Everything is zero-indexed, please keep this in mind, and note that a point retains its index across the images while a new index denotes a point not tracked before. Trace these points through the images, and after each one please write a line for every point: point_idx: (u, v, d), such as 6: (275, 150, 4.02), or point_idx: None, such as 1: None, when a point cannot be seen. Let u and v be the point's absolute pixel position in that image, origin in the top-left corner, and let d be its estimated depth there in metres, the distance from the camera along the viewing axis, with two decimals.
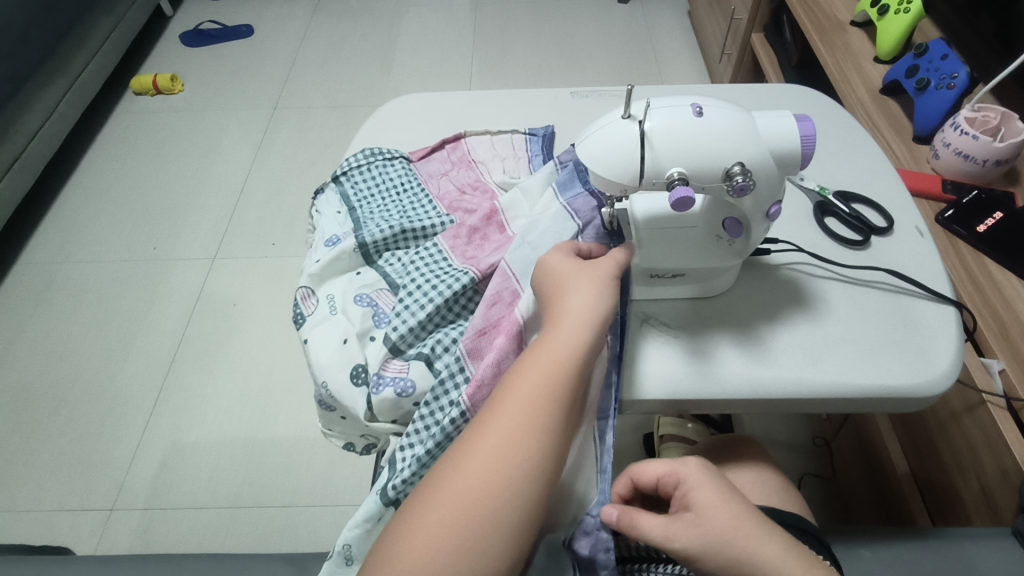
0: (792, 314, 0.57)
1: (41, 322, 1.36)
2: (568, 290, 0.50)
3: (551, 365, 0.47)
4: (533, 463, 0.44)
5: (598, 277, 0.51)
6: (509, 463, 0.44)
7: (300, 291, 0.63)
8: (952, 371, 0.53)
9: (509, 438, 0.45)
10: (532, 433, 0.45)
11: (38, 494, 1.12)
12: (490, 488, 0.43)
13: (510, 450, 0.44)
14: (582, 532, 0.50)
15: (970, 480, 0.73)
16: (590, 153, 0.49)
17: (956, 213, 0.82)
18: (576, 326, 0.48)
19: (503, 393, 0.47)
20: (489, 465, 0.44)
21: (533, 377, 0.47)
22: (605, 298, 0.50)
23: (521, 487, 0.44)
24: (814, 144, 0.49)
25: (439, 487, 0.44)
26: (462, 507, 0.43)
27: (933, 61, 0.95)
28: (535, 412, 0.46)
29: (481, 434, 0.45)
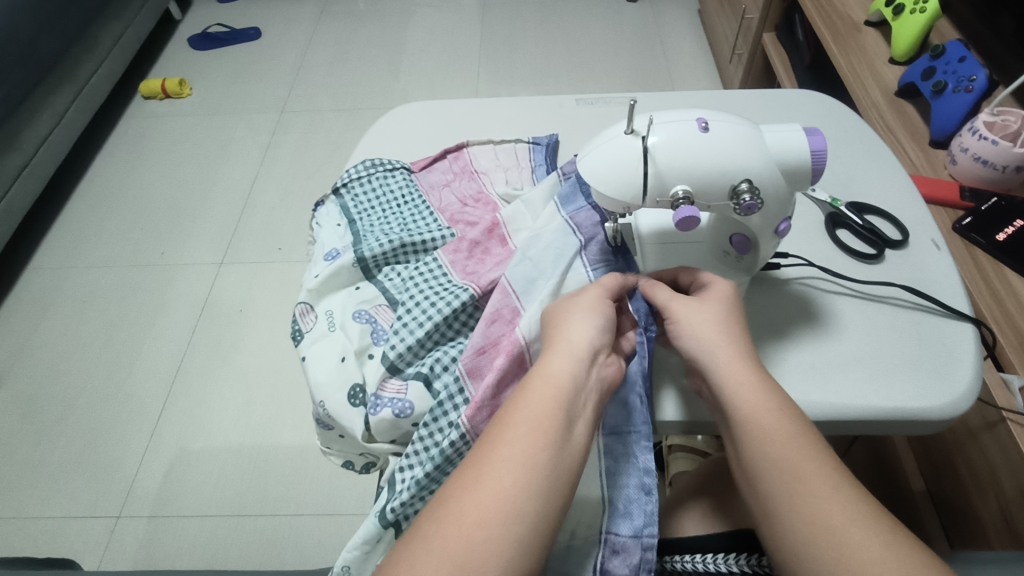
0: (802, 332, 0.56)
1: (50, 328, 1.36)
2: (563, 320, 0.48)
3: (555, 380, 0.44)
4: (534, 491, 0.40)
5: (597, 302, 0.49)
6: (508, 493, 0.40)
7: (299, 307, 0.62)
8: (971, 394, 0.51)
9: (506, 466, 0.41)
10: (531, 460, 0.41)
11: (46, 502, 1.12)
12: (487, 520, 0.39)
13: (507, 478, 0.41)
14: (613, 552, 0.48)
15: (988, 499, 0.71)
16: (593, 169, 0.47)
17: (975, 221, 0.80)
18: (570, 352, 0.46)
19: (505, 414, 0.44)
20: (487, 496, 0.40)
21: (537, 395, 0.44)
22: (602, 322, 0.48)
23: (521, 517, 0.40)
24: (824, 159, 0.47)
25: (432, 521, 0.40)
26: (458, 542, 0.39)
27: (951, 63, 0.92)
28: (540, 428, 0.42)
29: (477, 463, 0.42)
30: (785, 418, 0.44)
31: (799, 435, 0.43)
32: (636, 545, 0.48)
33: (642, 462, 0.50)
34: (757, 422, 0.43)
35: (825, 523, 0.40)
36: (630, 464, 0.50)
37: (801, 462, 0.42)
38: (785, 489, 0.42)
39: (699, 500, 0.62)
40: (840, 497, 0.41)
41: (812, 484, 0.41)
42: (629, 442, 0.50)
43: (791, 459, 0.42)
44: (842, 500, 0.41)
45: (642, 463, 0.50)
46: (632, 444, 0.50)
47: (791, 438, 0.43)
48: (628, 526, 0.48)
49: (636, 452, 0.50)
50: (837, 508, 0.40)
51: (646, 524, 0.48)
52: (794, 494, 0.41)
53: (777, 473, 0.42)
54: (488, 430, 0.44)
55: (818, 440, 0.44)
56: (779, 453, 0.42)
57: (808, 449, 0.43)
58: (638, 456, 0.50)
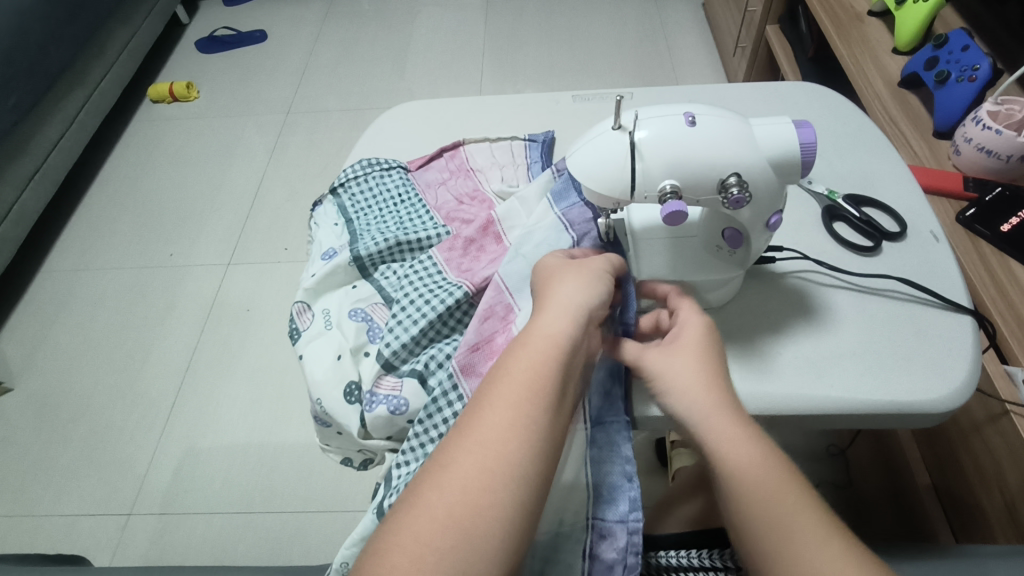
0: (797, 326, 0.55)
1: (62, 329, 1.38)
2: (556, 284, 0.48)
3: (550, 339, 0.44)
4: (531, 447, 0.40)
5: (586, 271, 0.49)
6: (505, 442, 0.40)
7: (297, 305, 0.63)
8: (969, 388, 0.51)
9: (505, 418, 0.41)
10: (528, 411, 0.41)
11: (60, 500, 1.14)
12: (486, 480, 0.39)
13: (504, 428, 0.40)
14: (601, 537, 0.48)
15: (992, 493, 0.70)
16: (582, 166, 0.48)
17: (978, 212, 0.79)
18: (565, 311, 0.45)
19: (500, 374, 0.43)
20: (484, 448, 0.40)
21: (532, 353, 0.43)
22: (594, 287, 0.48)
23: (520, 475, 0.39)
24: (815, 151, 0.47)
25: (429, 478, 0.40)
26: (457, 503, 0.38)
27: (954, 52, 0.90)
28: (536, 387, 0.42)
29: (474, 418, 0.42)
30: (767, 457, 0.42)
31: (780, 474, 0.42)
32: (621, 530, 0.48)
33: (623, 449, 0.50)
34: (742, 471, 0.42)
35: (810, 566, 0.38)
36: (613, 451, 0.50)
37: (783, 501, 0.40)
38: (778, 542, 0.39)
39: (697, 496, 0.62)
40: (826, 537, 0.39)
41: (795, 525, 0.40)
42: (611, 431, 0.51)
43: (779, 512, 0.40)
44: (829, 546, 0.39)
45: (623, 450, 0.50)
46: (615, 432, 0.51)
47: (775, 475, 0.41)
48: (614, 511, 0.49)
49: (619, 440, 0.50)
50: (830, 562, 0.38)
51: (632, 508, 0.49)
52: (779, 537, 0.40)
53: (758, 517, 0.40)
54: (480, 390, 0.43)
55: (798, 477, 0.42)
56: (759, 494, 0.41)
57: (789, 488, 0.41)
58: (620, 443, 0.50)
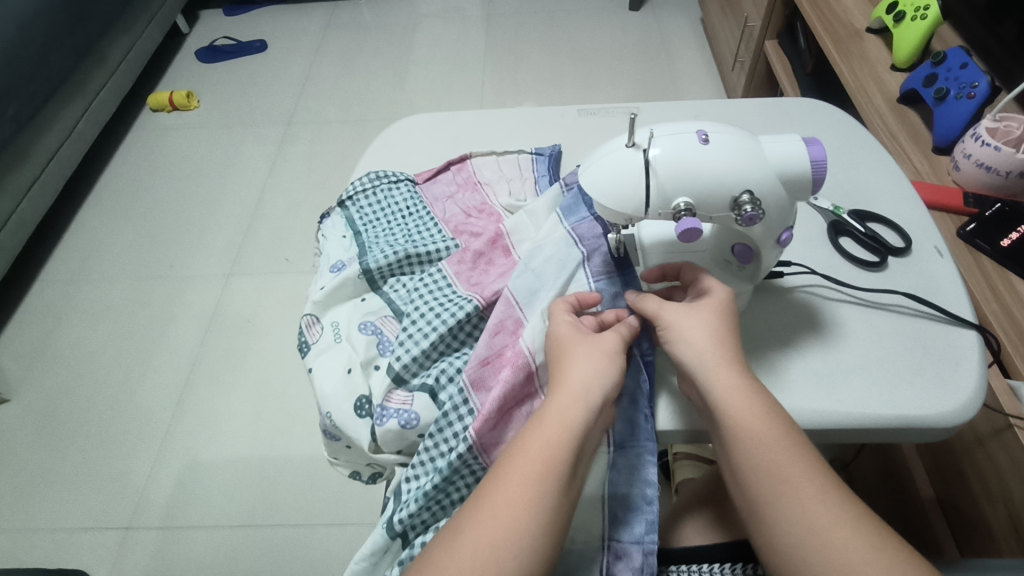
0: (805, 340, 0.56)
1: (60, 340, 1.37)
2: (572, 361, 0.48)
3: (562, 424, 0.45)
4: (536, 532, 0.42)
5: (606, 349, 0.49)
6: (521, 536, 0.42)
7: (305, 319, 0.63)
8: (976, 401, 0.51)
9: (521, 511, 0.42)
10: (543, 505, 0.43)
11: (59, 513, 1.13)
12: (491, 562, 0.41)
13: (521, 524, 0.42)
14: (617, 557, 0.49)
15: (997, 507, 0.71)
16: (594, 183, 0.48)
17: (979, 227, 0.80)
18: (582, 397, 0.46)
19: (515, 452, 0.45)
20: (501, 541, 0.41)
21: (545, 436, 0.45)
22: (611, 367, 0.48)
23: (523, 559, 0.41)
24: (825, 168, 0.47)
25: (445, 564, 0.41)
26: None
27: (952, 70, 0.92)
28: (546, 472, 0.44)
29: (490, 504, 0.43)
30: (775, 424, 0.45)
31: (784, 441, 0.44)
32: (637, 551, 0.49)
33: (644, 471, 0.50)
34: (745, 424, 0.45)
35: (809, 528, 0.41)
36: (632, 474, 0.50)
37: (785, 465, 0.43)
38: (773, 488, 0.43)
39: (704, 509, 0.63)
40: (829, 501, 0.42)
41: (799, 494, 0.43)
42: (631, 455, 0.51)
43: (774, 461, 0.44)
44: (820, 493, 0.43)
45: (643, 473, 0.50)
46: (636, 455, 0.50)
47: (782, 441, 0.44)
48: (629, 532, 0.49)
49: (639, 463, 0.50)
50: (821, 509, 0.42)
51: (648, 530, 0.49)
52: (774, 482, 0.43)
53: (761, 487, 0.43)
54: (496, 465, 0.45)
55: (803, 442, 0.45)
56: (767, 464, 0.44)
57: (780, 433, 0.44)
58: (641, 466, 0.50)
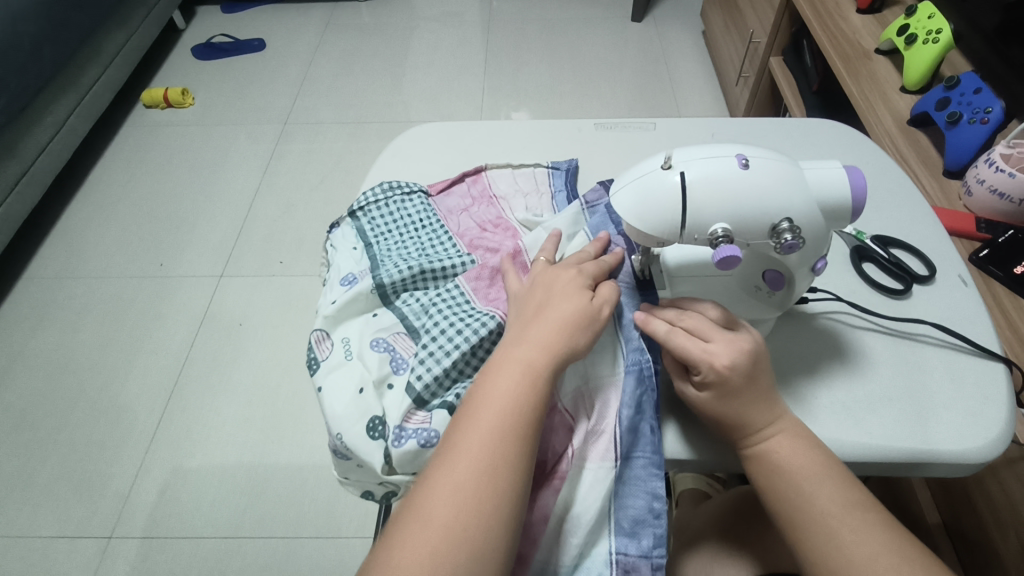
0: (833, 369, 0.55)
1: (43, 340, 1.33)
2: (551, 297, 0.51)
3: (529, 368, 0.47)
4: (505, 471, 0.44)
5: (578, 301, 0.50)
6: (496, 437, 0.44)
7: (315, 334, 0.60)
8: (1006, 436, 0.50)
9: (496, 415, 0.45)
10: (517, 408, 0.45)
11: (38, 521, 1.09)
12: (462, 501, 0.43)
13: (495, 424, 0.45)
14: (624, 572, 0.47)
15: (1009, 536, 0.71)
16: (627, 204, 0.47)
17: (992, 253, 0.80)
18: (557, 321, 0.49)
19: (482, 396, 0.46)
20: (477, 441, 0.44)
21: (513, 379, 0.46)
22: (583, 317, 0.49)
23: (493, 495, 0.43)
24: (865, 195, 0.46)
25: (432, 468, 0.44)
26: (439, 520, 0.42)
27: (966, 95, 0.92)
28: (513, 416, 0.45)
29: (469, 411, 0.46)
30: (812, 455, 0.46)
31: (827, 485, 0.45)
32: (645, 565, 0.47)
33: (650, 486, 0.48)
34: (789, 473, 0.46)
35: (849, 562, 0.43)
36: (639, 488, 0.48)
37: (825, 514, 0.45)
38: (815, 532, 0.45)
39: (718, 534, 0.64)
40: (869, 531, 0.44)
41: (843, 535, 0.44)
42: (637, 467, 0.49)
43: (817, 510, 0.45)
44: (860, 535, 0.44)
45: (650, 487, 0.48)
46: (641, 468, 0.49)
47: (826, 475, 0.45)
48: (636, 546, 0.48)
49: (645, 477, 0.48)
50: (874, 551, 0.43)
51: (656, 545, 0.48)
52: (811, 526, 0.45)
53: (799, 523, 0.45)
54: (465, 408, 0.46)
55: (849, 478, 0.46)
56: (811, 502, 0.45)
57: (821, 481, 0.45)
58: (648, 481, 0.48)
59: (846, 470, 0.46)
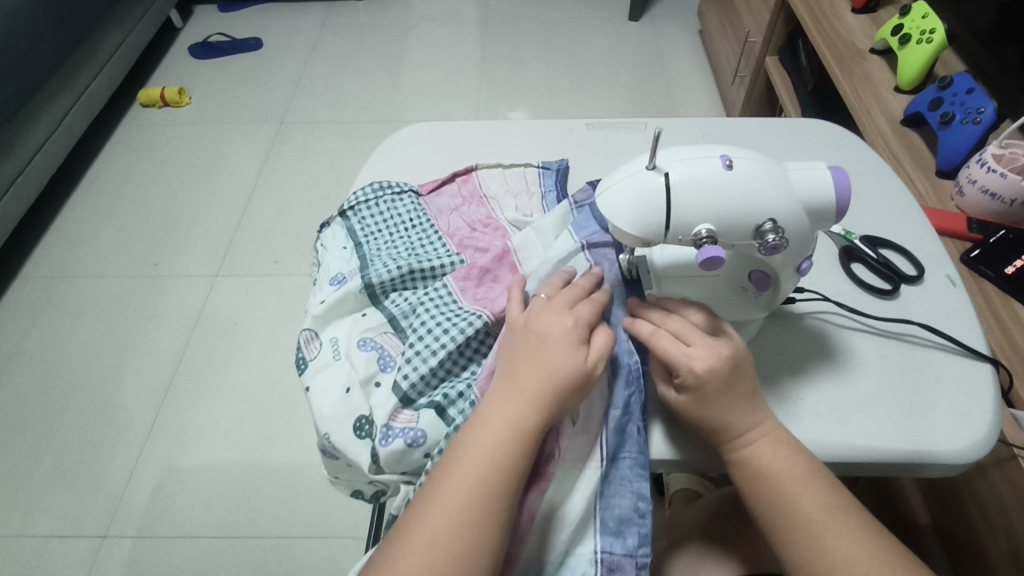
0: (819, 369, 0.55)
1: (39, 339, 1.33)
2: (545, 347, 0.48)
3: (522, 401, 0.46)
4: (493, 497, 0.44)
5: (576, 337, 0.48)
6: (486, 482, 0.44)
7: (304, 334, 0.60)
8: (991, 437, 0.50)
9: (478, 479, 0.44)
10: (500, 475, 0.45)
11: (33, 519, 1.09)
12: (452, 526, 0.43)
13: (477, 489, 0.44)
14: (609, 571, 0.47)
15: (997, 536, 0.71)
16: (612, 204, 0.47)
17: (983, 253, 0.80)
18: (548, 383, 0.46)
19: (476, 422, 0.46)
20: (468, 486, 0.44)
21: (506, 410, 0.46)
22: (580, 352, 0.48)
23: (480, 522, 0.43)
24: (849, 196, 0.46)
25: (412, 522, 0.44)
26: (428, 541, 0.43)
27: (958, 94, 0.92)
28: (504, 447, 0.45)
29: (451, 466, 0.45)
30: (793, 460, 0.46)
31: (808, 491, 0.45)
32: (630, 564, 0.47)
33: (636, 487, 0.48)
34: (770, 478, 0.46)
35: (830, 565, 0.44)
36: (624, 488, 0.48)
37: (805, 521, 0.45)
38: (795, 539, 0.45)
39: (705, 534, 0.65)
40: (850, 536, 0.44)
41: (824, 540, 0.44)
42: (623, 468, 0.49)
43: (798, 516, 0.45)
44: (842, 540, 0.44)
45: (636, 488, 0.48)
46: (627, 469, 0.49)
47: (807, 479, 0.45)
48: (621, 545, 0.47)
49: (630, 477, 0.49)
50: (859, 555, 0.44)
51: (640, 543, 0.47)
52: (790, 532, 0.45)
53: (779, 528, 0.46)
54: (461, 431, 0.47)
55: (829, 483, 0.46)
56: (793, 508, 0.45)
57: (802, 487, 0.45)
58: (633, 481, 0.48)
59: (827, 476, 0.46)
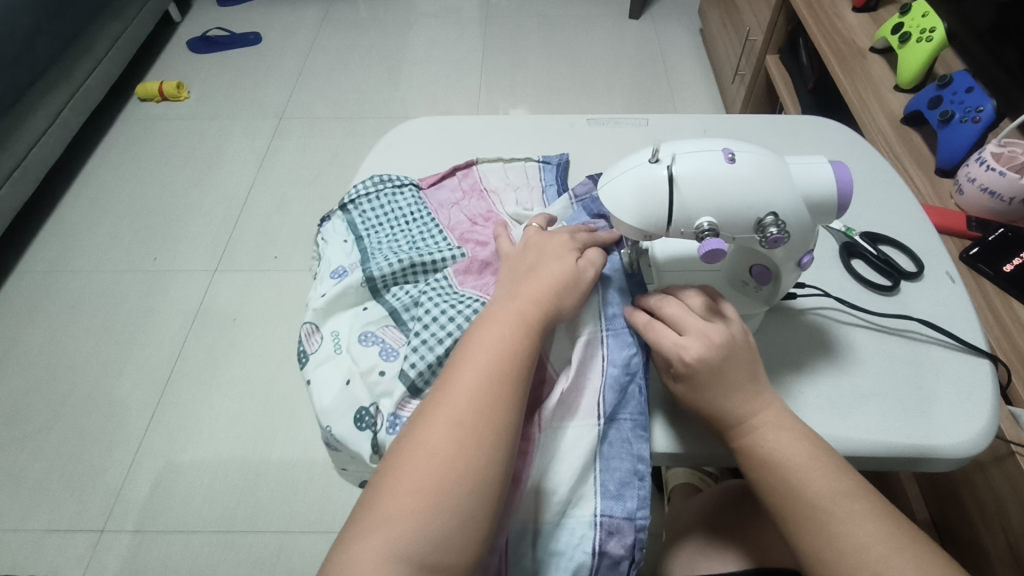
0: (818, 364, 0.55)
1: (37, 333, 1.33)
2: (541, 258, 0.52)
3: (522, 310, 0.48)
4: (502, 405, 0.44)
5: (565, 246, 0.53)
6: (491, 391, 0.44)
7: (305, 327, 0.61)
8: (990, 432, 0.51)
9: (493, 360, 0.46)
10: (512, 357, 0.46)
11: (30, 514, 1.09)
12: (458, 438, 0.43)
13: (480, 390, 0.44)
14: (608, 533, 0.47)
15: (994, 531, 0.72)
16: (612, 197, 0.47)
17: (982, 251, 0.80)
18: (546, 280, 0.50)
19: (475, 336, 0.47)
20: (472, 397, 0.44)
21: (507, 319, 0.48)
22: (572, 260, 0.52)
23: (488, 430, 0.43)
24: (851, 190, 0.46)
25: (414, 436, 0.43)
26: (431, 459, 0.42)
27: (958, 93, 0.92)
28: (507, 356, 0.46)
29: (452, 377, 0.45)
30: (799, 447, 0.46)
31: (814, 476, 0.45)
32: (629, 527, 0.47)
33: (635, 448, 0.49)
34: (774, 465, 0.46)
35: (838, 552, 0.43)
36: (624, 449, 0.49)
37: (812, 507, 0.44)
38: (805, 527, 0.44)
39: (706, 528, 0.65)
40: (860, 522, 0.44)
41: (835, 527, 0.44)
42: (623, 429, 0.49)
43: (805, 501, 0.45)
44: (854, 527, 0.43)
45: (634, 449, 0.49)
46: (627, 429, 0.49)
47: (813, 464, 0.45)
48: (621, 507, 0.47)
49: (630, 438, 0.49)
50: (868, 540, 0.43)
51: (640, 506, 0.47)
52: (798, 519, 0.45)
53: (789, 519, 0.45)
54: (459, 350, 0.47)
55: (837, 467, 0.46)
56: (799, 494, 0.45)
57: (808, 473, 0.45)
58: (633, 442, 0.49)
59: (834, 459, 0.46)
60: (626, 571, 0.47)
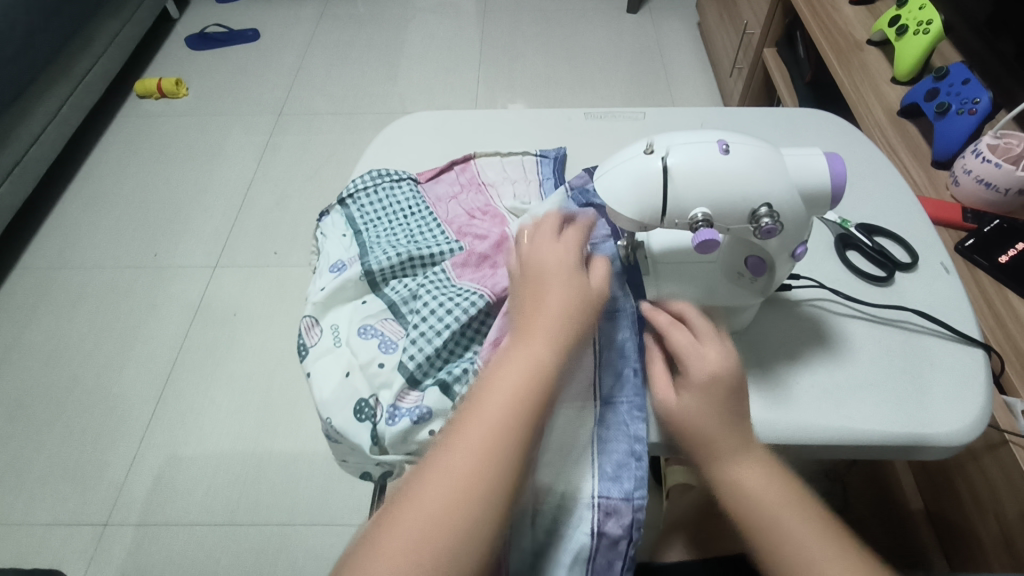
0: (814, 354, 0.55)
1: (38, 330, 1.33)
2: (552, 269, 0.50)
3: (549, 325, 0.46)
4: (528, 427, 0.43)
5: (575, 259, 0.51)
6: (519, 410, 0.43)
7: (304, 320, 0.61)
8: (984, 420, 0.51)
9: (503, 403, 0.43)
10: (539, 376, 0.44)
11: (32, 509, 1.09)
12: (484, 458, 0.41)
13: (508, 411, 0.43)
14: (606, 514, 0.47)
15: (989, 519, 0.72)
16: (608, 187, 0.48)
17: (977, 242, 0.80)
18: (567, 295, 0.48)
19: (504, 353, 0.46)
20: (501, 416, 0.43)
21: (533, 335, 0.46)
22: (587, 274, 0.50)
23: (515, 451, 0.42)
24: (845, 182, 0.47)
25: (440, 455, 0.42)
26: (458, 480, 0.41)
27: (954, 85, 0.92)
28: (535, 376, 0.44)
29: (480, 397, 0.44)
30: (773, 477, 0.46)
31: (798, 498, 0.45)
32: (627, 507, 0.47)
33: (633, 429, 0.49)
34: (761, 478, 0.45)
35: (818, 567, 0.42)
36: (621, 431, 0.49)
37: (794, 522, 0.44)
38: (785, 543, 0.43)
39: None
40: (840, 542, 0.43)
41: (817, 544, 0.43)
42: (620, 411, 0.50)
43: (790, 517, 0.44)
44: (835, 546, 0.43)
45: (632, 430, 0.49)
46: (624, 412, 0.50)
47: (796, 488, 0.46)
48: (619, 489, 0.48)
49: (627, 420, 0.50)
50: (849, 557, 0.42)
51: (637, 487, 0.48)
52: (778, 535, 0.44)
53: (767, 532, 0.44)
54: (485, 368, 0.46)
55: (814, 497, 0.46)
56: (785, 509, 0.44)
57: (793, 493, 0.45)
58: (630, 423, 0.50)
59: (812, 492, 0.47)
60: (624, 553, 0.47)
